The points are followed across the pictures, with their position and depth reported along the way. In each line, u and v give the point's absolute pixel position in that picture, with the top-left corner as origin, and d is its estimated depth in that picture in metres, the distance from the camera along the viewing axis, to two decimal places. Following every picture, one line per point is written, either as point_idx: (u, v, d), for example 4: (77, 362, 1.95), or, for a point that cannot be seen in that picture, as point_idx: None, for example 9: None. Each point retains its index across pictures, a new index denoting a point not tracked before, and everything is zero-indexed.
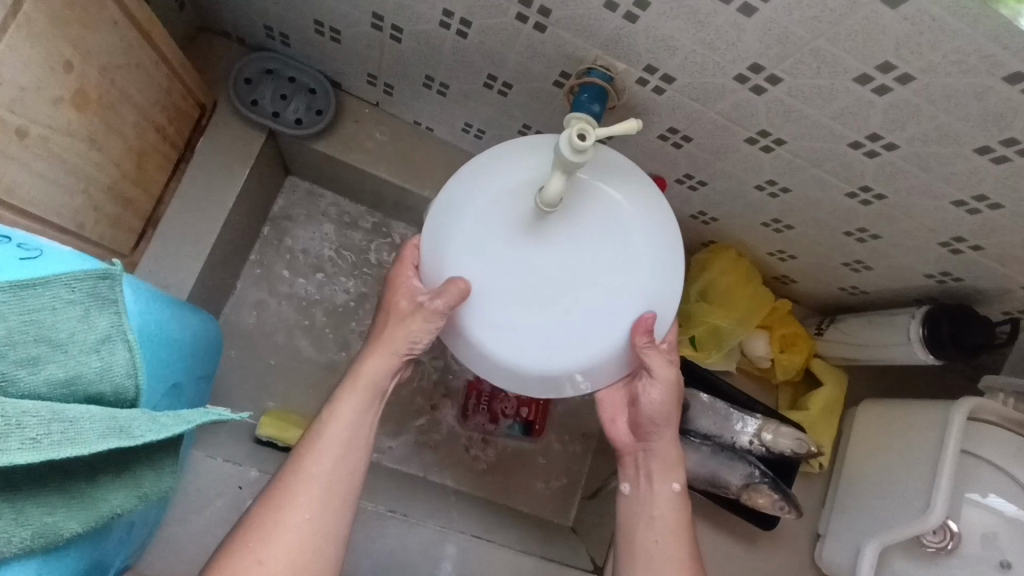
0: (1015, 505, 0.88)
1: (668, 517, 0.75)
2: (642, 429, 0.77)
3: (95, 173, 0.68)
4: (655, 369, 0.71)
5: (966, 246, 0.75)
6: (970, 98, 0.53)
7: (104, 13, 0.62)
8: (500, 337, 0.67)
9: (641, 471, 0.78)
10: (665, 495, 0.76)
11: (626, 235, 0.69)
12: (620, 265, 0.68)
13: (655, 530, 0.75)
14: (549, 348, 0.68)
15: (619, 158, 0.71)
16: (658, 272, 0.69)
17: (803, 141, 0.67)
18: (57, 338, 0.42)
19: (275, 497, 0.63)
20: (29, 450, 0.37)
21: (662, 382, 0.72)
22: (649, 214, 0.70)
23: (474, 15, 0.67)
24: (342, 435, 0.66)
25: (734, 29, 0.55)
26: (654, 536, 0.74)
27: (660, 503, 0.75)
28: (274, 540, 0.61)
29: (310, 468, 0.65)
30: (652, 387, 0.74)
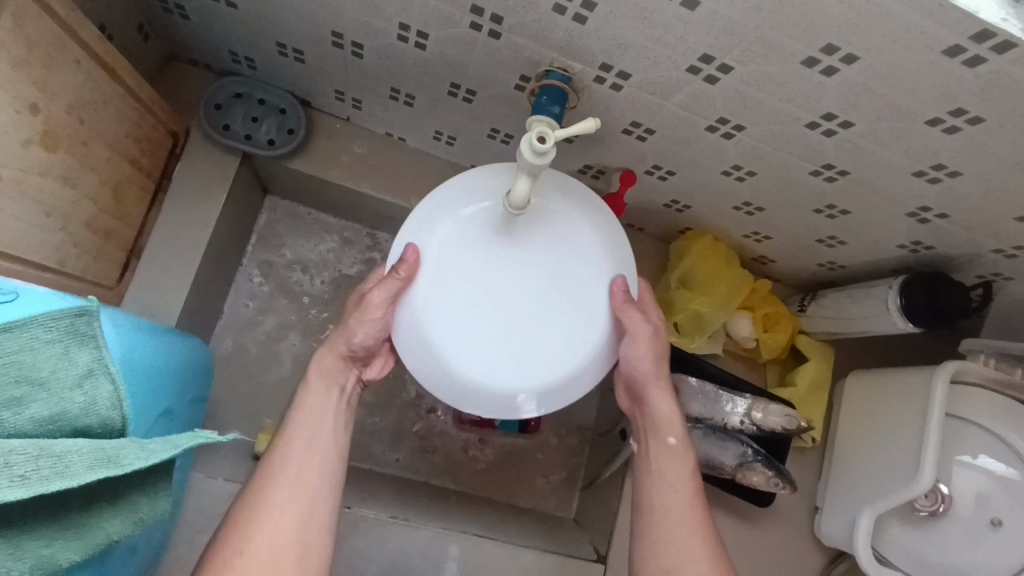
0: (1005, 464, 0.90)
1: (667, 469, 0.71)
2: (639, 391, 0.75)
3: (70, 211, 0.69)
4: (636, 331, 0.72)
5: (933, 215, 0.76)
6: (914, 72, 0.54)
7: (65, 53, 0.63)
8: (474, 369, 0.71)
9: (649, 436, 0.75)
10: (663, 448, 0.72)
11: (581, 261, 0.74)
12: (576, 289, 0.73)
13: (654, 484, 0.71)
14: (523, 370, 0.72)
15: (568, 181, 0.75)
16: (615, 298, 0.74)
17: (760, 125, 0.68)
18: (39, 377, 0.41)
19: (247, 508, 0.61)
20: (19, 486, 0.37)
21: (645, 340, 0.72)
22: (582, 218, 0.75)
23: (430, 27, 0.68)
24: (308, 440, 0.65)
25: (681, 23, 0.57)
26: (669, 491, 0.70)
27: (658, 456, 0.72)
28: (258, 545, 0.59)
29: (280, 475, 0.63)
30: (636, 345, 0.72)
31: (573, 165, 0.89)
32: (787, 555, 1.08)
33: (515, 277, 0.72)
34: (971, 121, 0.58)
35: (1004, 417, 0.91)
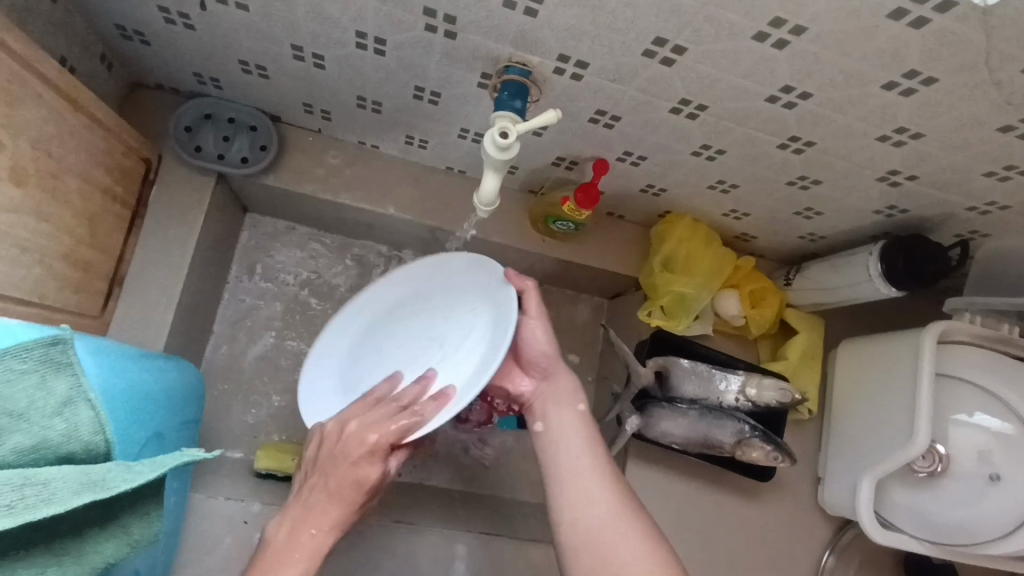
0: (1000, 419, 0.90)
1: (578, 438, 0.76)
2: (533, 360, 0.81)
3: (46, 245, 0.70)
4: (530, 308, 0.79)
5: (902, 177, 0.77)
6: (861, 38, 0.54)
7: (26, 89, 0.63)
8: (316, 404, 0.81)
9: (543, 403, 0.80)
10: (570, 416, 0.78)
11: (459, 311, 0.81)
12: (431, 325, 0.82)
13: (572, 451, 0.75)
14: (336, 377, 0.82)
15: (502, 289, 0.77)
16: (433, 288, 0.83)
17: (720, 103, 0.68)
18: (17, 408, 0.42)
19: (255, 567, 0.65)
20: (6, 515, 0.39)
21: (539, 320, 0.79)
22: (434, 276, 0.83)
23: (386, 33, 0.68)
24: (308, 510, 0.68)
25: (629, 8, 0.57)
26: (574, 456, 0.74)
27: (566, 425, 0.77)
28: None
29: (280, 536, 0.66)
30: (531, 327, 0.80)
31: (546, 158, 0.90)
32: (794, 527, 1.09)
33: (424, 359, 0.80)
34: (926, 81, 0.59)
35: (996, 372, 0.92)
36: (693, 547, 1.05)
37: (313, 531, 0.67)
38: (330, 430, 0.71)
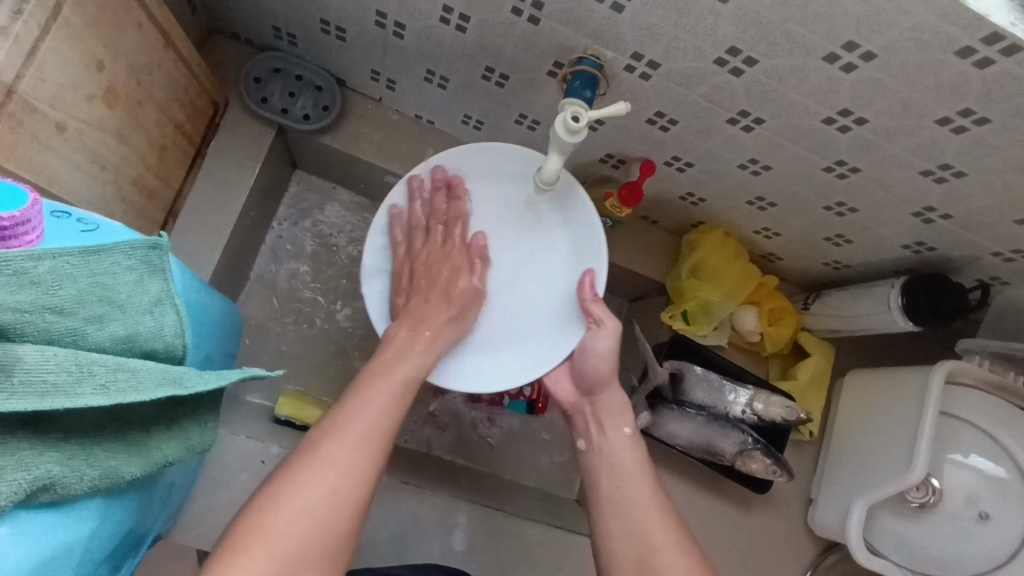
0: (995, 463, 0.93)
1: (626, 459, 0.76)
2: (591, 374, 0.81)
3: (121, 167, 0.73)
4: (597, 316, 0.79)
5: (937, 215, 0.80)
6: (925, 71, 0.58)
7: (131, 15, 0.67)
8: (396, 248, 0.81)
9: (591, 422, 0.81)
10: (619, 439, 0.78)
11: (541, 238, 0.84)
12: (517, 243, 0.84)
13: (615, 475, 0.74)
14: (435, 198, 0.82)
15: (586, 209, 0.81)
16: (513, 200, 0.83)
17: (778, 119, 0.72)
18: (119, 299, 0.45)
19: (307, 445, 0.58)
20: (101, 394, 0.42)
21: (610, 329, 0.79)
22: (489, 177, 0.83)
23: (472, 10, 0.71)
24: (386, 395, 0.64)
25: (712, 15, 0.60)
26: (615, 486, 0.73)
27: (618, 447, 0.77)
28: (308, 483, 0.55)
29: (345, 421, 0.60)
30: (600, 336, 0.79)
31: (595, 153, 0.93)
32: (782, 543, 1.11)
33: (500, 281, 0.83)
34: (979, 121, 0.62)
35: (996, 416, 0.95)
36: None
37: (427, 333, 0.73)
38: (424, 331, 0.73)
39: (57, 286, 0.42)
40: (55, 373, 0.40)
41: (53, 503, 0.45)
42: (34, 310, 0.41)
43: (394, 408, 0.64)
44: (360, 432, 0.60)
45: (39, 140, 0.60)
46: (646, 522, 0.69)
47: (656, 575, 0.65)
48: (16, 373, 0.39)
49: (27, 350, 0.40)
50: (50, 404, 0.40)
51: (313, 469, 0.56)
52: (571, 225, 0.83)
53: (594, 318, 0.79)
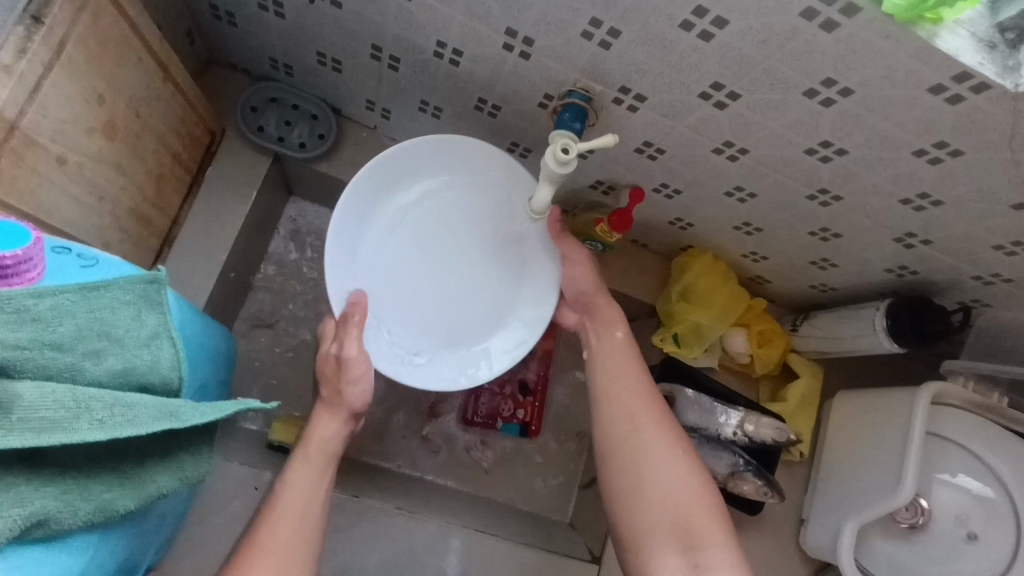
0: (981, 482, 0.95)
1: (620, 356, 0.81)
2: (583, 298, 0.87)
3: (118, 197, 0.74)
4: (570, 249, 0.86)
5: (918, 240, 0.82)
6: (900, 106, 0.60)
7: (131, 51, 0.68)
8: (358, 269, 0.82)
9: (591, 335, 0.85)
10: (615, 340, 0.82)
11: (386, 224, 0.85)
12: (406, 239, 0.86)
13: (612, 369, 0.80)
14: (375, 207, 0.84)
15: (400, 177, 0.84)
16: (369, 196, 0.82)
17: (762, 149, 0.74)
18: (117, 334, 0.46)
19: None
20: (97, 429, 0.42)
21: (582, 260, 0.87)
22: (375, 170, 0.81)
23: (465, 46, 0.73)
24: (298, 505, 0.67)
25: (696, 53, 0.62)
26: (611, 378, 0.79)
27: (614, 346, 0.82)
28: None
29: (263, 540, 0.64)
30: (573, 267, 0.87)
31: (586, 180, 0.95)
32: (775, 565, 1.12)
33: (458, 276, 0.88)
34: (953, 153, 0.65)
35: (982, 436, 0.97)
36: None
37: (325, 428, 0.74)
38: (310, 439, 0.73)
39: (55, 323, 0.43)
40: (52, 410, 0.41)
41: (46, 538, 0.45)
42: (33, 347, 0.42)
43: (299, 528, 0.66)
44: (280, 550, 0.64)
45: (39, 174, 0.61)
46: (638, 414, 0.76)
47: (648, 471, 0.72)
48: (13, 411, 0.40)
49: (25, 387, 0.41)
50: (47, 441, 0.40)
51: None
52: (454, 201, 0.86)
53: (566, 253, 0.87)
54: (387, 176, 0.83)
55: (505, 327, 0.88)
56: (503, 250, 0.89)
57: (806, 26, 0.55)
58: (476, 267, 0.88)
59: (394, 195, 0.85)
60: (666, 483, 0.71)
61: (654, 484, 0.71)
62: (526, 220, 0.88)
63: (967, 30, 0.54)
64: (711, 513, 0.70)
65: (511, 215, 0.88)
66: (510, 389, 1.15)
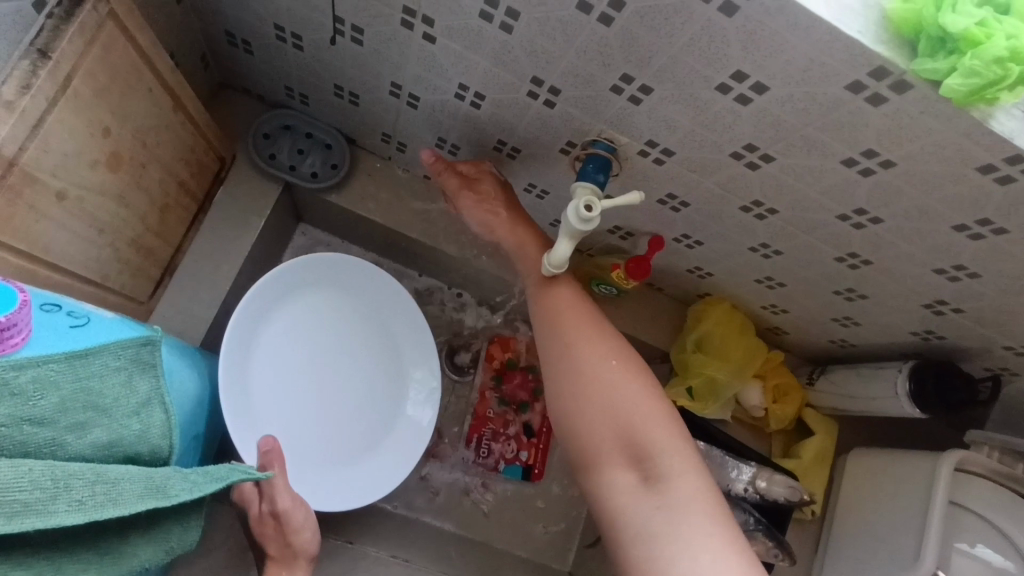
0: (1003, 556, 0.90)
1: (556, 285, 0.77)
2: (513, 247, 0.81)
3: (119, 229, 0.71)
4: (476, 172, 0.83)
5: (948, 308, 0.79)
6: (946, 182, 0.57)
7: (141, 82, 0.66)
8: (269, 398, 0.87)
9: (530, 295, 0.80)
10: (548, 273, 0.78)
11: (286, 353, 0.89)
12: (278, 377, 0.88)
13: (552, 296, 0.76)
14: (258, 331, 0.87)
15: (277, 304, 0.88)
16: (280, 333, 0.89)
17: (793, 211, 0.71)
18: (104, 404, 0.42)
19: None
20: (75, 512, 0.39)
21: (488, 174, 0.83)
22: (257, 321, 0.86)
23: (488, 90, 0.71)
24: None
25: (731, 115, 0.60)
26: (551, 310, 0.76)
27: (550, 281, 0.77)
28: None
29: None
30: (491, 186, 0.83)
31: (604, 225, 0.92)
32: None
33: (313, 394, 0.90)
34: (996, 231, 0.61)
35: (1003, 506, 0.93)
36: None
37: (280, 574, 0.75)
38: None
39: (37, 396, 0.39)
40: (27, 492, 0.38)
41: None
42: (11, 423, 0.38)
43: None
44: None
45: (37, 211, 0.58)
46: (588, 343, 0.73)
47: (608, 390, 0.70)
48: None
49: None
50: (19, 526, 0.37)
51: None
52: (304, 316, 0.91)
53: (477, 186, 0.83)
54: (282, 293, 0.88)
55: (390, 445, 0.93)
56: (373, 368, 0.94)
57: (851, 98, 0.52)
58: (334, 390, 0.92)
59: (282, 320, 0.89)
60: (628, 405, 0.69)
61: (610, 399, 0.70)
62: (416, 320, 0.95)
63: None
64: (670, 431, 0.69)
65: (403, 324, 0.96)
66: (514, 430, 1.12)
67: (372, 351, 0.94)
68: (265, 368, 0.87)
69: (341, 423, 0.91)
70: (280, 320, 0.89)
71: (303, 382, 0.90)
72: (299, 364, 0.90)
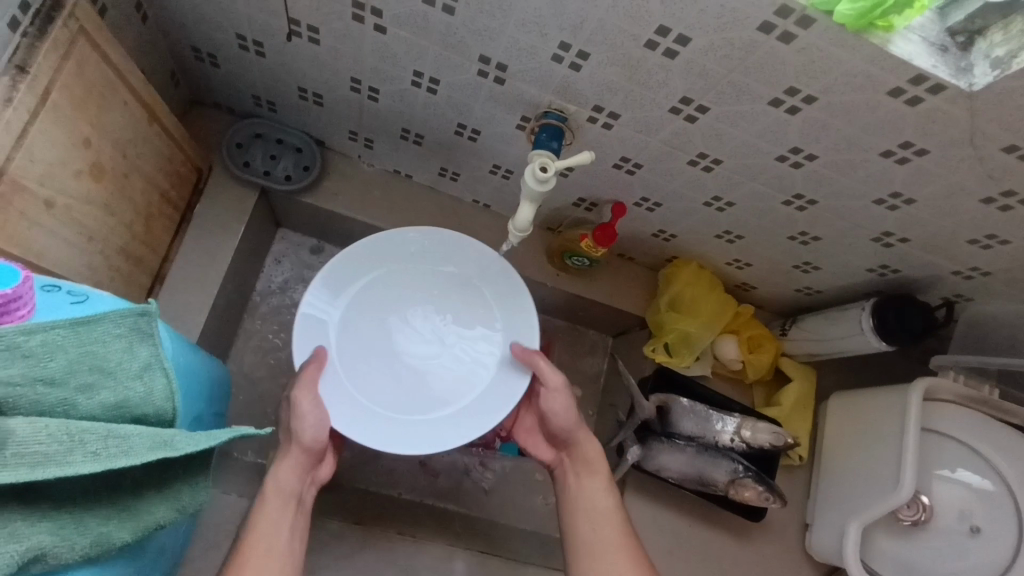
0: (979, 475, 0.96)
1: (602, 509, 0.82)
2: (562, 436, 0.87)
3: (107, 237, 0.75)
4: (551, 381, 0.84)
5: (895, 239, 0.84)
6: (863, 110, 0.63)
7: (116, 96, 0.70)
8: (352, 357, 0.84)
9: (570, 472, 0.87)
10: (593, 491, 0.84)
11: (396, 292, 0.88)
12: (382, 310, 0.87)
13: (592, 523, 0.81)
14: (374, 265, 0.87)
15: (390, 245, 0.86)
16: (394, 271, 0.88)
17: (736, 158, 0.76)
18: (109, 367, 0.47)
19: None
20: (90, 461, 0.44)
21: (561, 392, 0.84)
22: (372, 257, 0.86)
23: (441, 74, 0.76)
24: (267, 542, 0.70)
25: (663, 70, 0.65)
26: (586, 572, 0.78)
27: (595, 498, 0.83)
28: None
29: None
30: (553, 400, 0.85)
31: (568, 198, 0.97)
32: (782, 572, 1.11)
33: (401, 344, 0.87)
34: (918, 152, 0.66)
35: (977, 430, 0.98)
36: None
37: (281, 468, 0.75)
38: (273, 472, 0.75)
39: (47, 358, 0.44)
40: (46, 444, 0.43)
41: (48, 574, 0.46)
42: (26, 383, 0.43)
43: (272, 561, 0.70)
44: (272, 544, 0.71)
45: (28, 218, 0.62)
46: None
47: None
48: (8, 446, 0.41)
49: (19, 422, 0.42)
50: (42, 475, 0.42)
51: (248, 572, 0.67)
52: (414, 267, 0.88)
53: (548, 382, 0.84)
54: (402, 244, 0.87)
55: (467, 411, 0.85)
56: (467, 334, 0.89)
57: (765, 38, 0.57)
58: (419, 346, 0.88)
59: (385, 270, 0.87)
60: None
61: None
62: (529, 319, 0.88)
63: (919, 36, 0.57)
64: None
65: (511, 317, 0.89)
66: None
67: (467, 309, 0.89)
68: (366, 299, 0.87)
69: (406, 380, 0.86)
70: (388, 262, 0.87)
71: (402, 326, 0.88)
72: (405, 308, 0.88)
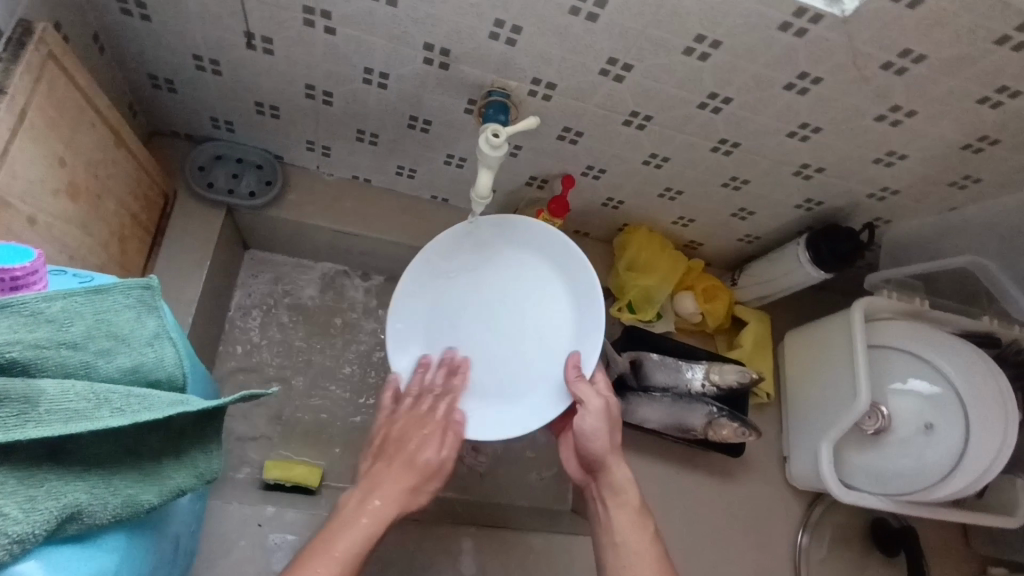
0: (923, 376, 1.07)
1: (631, 539, 0.82)
2: (589, 459, 0.87)
3: (87, 257, 0.77)
4: (587, 401, 0.84)
5: (812, 170, 0.95)
6: (762, 47, 0.73)
7: (85, 118, 0.74)
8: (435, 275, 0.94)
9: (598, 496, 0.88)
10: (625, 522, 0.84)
11: (517, 263, 0.93)
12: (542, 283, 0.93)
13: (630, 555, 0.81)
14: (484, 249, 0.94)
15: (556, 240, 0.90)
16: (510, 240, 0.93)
17: (663, 112, 0.85)
18: (122, 333, 0.51)
19: None
20: (118, 415, 0.47)
21: (596, 411, 0.84)
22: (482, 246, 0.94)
23: (390, 67, 0.83)
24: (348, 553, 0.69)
25: (588, 34, 0.73)
26: None
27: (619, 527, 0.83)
28: None
29: None
30: (587, 417, 0.84)
31: (521, 178, 1.04)
32: (770, 505, 1.18)
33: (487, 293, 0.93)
34: (814, 81, 0.77)
35: (916, 337, 1.08)
36: (674, 538, 1.11)
37: (376, 502, 0.75)
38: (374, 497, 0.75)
39: (68, 323, 0.48)
40: (75, 401, 0.46)
41: (79, 537, 0.49)
42: (51, 346, 0.47)
43: None
44: None
45: (14, 233, 0.64)
46: None
47: None
48: (41, 404, 0.45)
49: (49, 383, 0.46)
50: (75, 428, 0.45)
51: None
52: (546, 258, 0.93)
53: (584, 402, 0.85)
54: (523, 239, 0.93)
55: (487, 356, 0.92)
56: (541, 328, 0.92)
57: None
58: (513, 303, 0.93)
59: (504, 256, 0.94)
60: None
61: None
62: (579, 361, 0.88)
63: None
64: None
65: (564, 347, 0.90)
66: None
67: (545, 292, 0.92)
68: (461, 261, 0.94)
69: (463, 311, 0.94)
70: (541, 245, 0.92)
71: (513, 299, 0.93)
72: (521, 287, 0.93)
